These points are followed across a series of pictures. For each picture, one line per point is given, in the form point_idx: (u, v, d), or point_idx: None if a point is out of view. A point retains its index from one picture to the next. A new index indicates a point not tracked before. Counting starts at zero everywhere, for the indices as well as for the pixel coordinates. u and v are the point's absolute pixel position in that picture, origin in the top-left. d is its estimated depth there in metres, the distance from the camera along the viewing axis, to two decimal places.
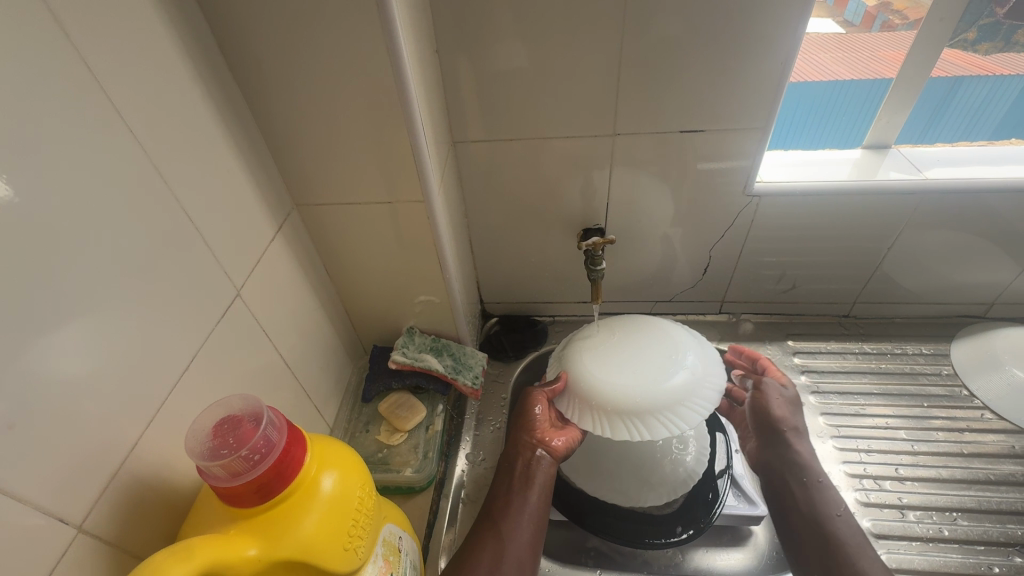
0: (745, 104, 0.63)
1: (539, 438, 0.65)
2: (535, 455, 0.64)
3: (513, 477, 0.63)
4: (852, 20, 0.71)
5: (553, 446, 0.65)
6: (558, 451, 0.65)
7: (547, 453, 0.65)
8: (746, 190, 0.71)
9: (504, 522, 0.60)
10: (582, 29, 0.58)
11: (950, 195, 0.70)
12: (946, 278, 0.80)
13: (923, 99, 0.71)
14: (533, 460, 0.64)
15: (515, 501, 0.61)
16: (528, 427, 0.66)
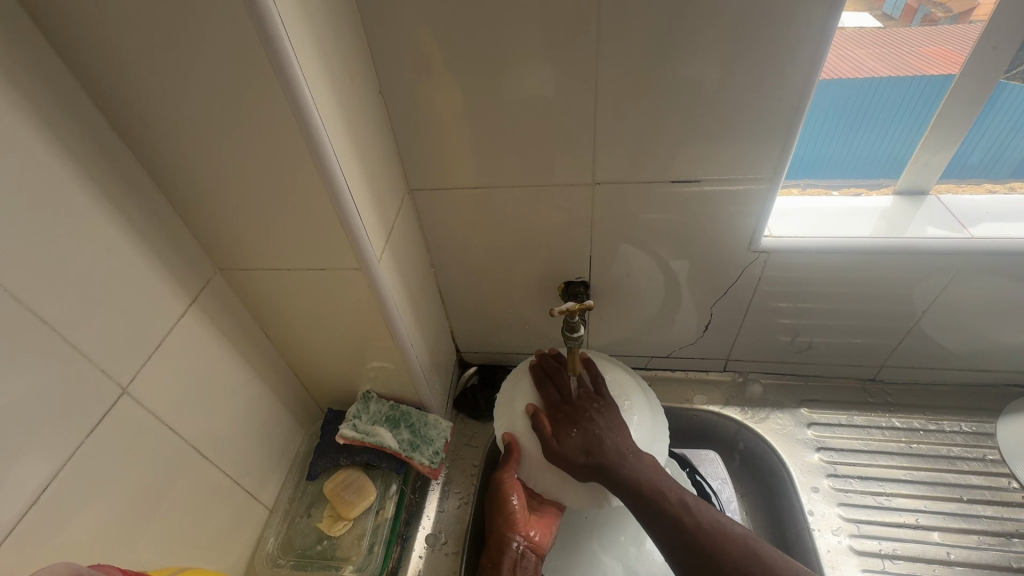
0: (744, 154, 0.53)
1: (518, 530, 0.60)
2: (522, 554, 0.60)
3: None
4: (891, 14, 0.53)
5: (534, 537, 0.60)
6: (539, 543, 0.61)
7: (529, 547, 0.60)
8: (751, 246, 0.61)
9: None
10: (543, 71, 0.49)
11: (1001, 257, 0.58)
12: (996, 342, 0.68)
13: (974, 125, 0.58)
14: (519, 559, 0.60)
15: None
16: (511, 523, 0.60)
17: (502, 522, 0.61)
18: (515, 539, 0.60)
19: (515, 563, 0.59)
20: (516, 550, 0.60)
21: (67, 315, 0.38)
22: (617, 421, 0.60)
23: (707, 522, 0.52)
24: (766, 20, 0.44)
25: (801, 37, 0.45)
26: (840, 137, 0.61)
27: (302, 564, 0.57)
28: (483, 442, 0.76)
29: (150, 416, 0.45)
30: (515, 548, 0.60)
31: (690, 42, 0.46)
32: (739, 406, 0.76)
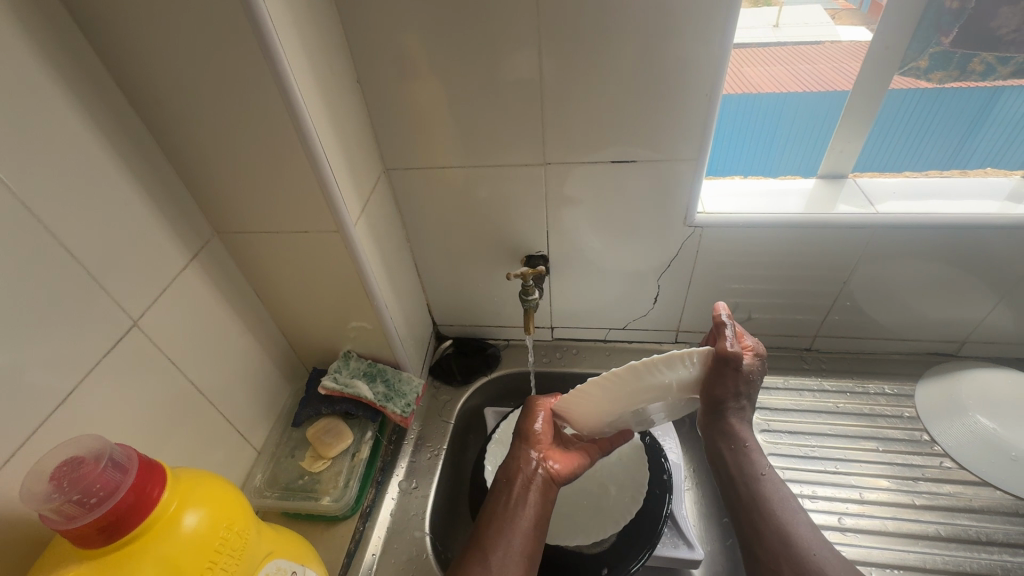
0: (673, 137, 0.61)
1: (540, 452, 0.62)
2: (537, 473, 0.61)
3: (512, 490, 0.59)
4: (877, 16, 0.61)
5: (554, 463, 0.62)
6: (559, 471, 0.61)
7: (547, 472, 0.61)
8: (687, 221, 0.69)
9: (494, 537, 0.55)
10: (497, 61, 0.57)
11: (904, 230, 0.67)
12: (913, 312, 0.76)
13: (966, 112, 0.64)
14: (533, 479, 0.60)
15: (512, 514, 0.57)
16: (529, 440, 0.63)
17: (522, 441, 0.63)
18: (533, 459, 0.61)
19: (529, 482, 0.60)
20: (533, 470, 0.61)
21: (85, 254, 0.46)
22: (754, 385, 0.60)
23: (767, 513, 0.56)
24: (681, 18, 0.52)
25: (711, 33, 0.53)
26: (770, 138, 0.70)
27: (286, 496, 0.64)
28: (455, 405, 0.84)
29: (154, 350, 0.53)
30: (531, 467, 0.61)
31: (619, 37, 0.54)
32: None
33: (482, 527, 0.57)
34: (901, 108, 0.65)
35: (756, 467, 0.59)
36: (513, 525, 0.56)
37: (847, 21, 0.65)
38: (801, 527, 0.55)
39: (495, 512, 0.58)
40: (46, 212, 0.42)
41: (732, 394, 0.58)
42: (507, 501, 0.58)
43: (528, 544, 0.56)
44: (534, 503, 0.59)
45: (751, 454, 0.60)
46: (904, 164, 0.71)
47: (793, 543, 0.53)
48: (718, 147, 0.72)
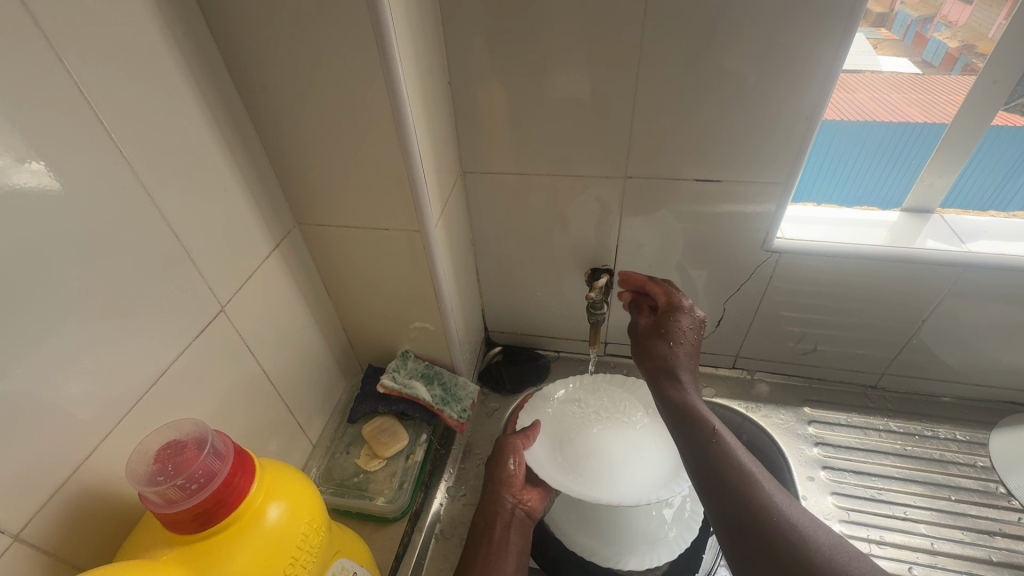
0: (761, 159, 0.60)
1: (515, 494, 0.65)
2: (513, 513, 0.64)
3: (493, 533, 0.62)
4: (931, 61, 0.62)
5: (529, 504, 0.65)
6: (533, 509, 0.65)
7: (522, 510, 0.65)
8: (764, 245, 0.67)
9: None
10: (590, 71, 0.57)
11: (995, 271, 0.64)
12: (993, 358, 0.73)
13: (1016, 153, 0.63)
14: (511, 519, 0.63)
15: (497, 558, 0.59)
16: (504, 483, 0.65)
17: (498, 484, 0.65)
18: (508, 499, 0.65)
19: (508, 522, 0.63)
20: (510, 511, 0.64)
21: (186, 235, 0.47)
22: (689, 348, 0.58)
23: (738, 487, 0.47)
24: (786, 40, 0.51)
25: (818, 57, 0.52)
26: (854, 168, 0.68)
27: (340, 492, 0.64)
28: (503, 413, 0.83)
29: (235, 335, 0.54)
30: (508, 508, 0.64)
31: (721, 54, 0.53)
32: (745, 401, 0.81)
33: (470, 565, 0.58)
34: (1004, 143, 0.62)
35: (705, 428, 0.51)
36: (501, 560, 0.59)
37: (889, 53, 0.62)
38: (786, 504, 0.46)
39: (477, 553, 0.60)
40: (158, 192, 0.44)
41: (674, 346, 0.58)
42: (490, 541, 0.61)
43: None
44: (515, 540, 0.62)
45: (706, 419, 0.52)
46: (976, 203, 0.69)
47: (772, 525, 0.44)
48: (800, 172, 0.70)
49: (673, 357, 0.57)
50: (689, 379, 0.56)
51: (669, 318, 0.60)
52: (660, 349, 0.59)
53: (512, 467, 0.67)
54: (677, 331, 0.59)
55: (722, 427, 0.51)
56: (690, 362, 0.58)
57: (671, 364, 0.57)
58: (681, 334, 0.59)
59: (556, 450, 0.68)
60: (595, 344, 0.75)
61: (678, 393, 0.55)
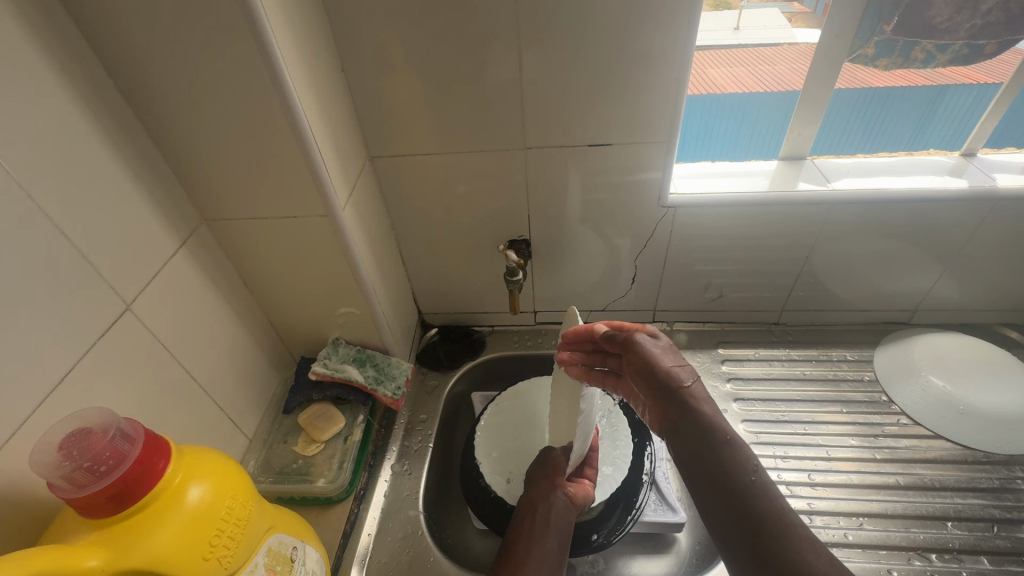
0: (644, 120, 0.64)
1: (561, 482, 0.64)
2: (562, 503, 0.62)
3: (534, 522, 0.61)
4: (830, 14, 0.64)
5: (573, 493, 0.64)
6: (578, 497, 0.64)
7: (569, 498, 0.63)
8: (660, 201, 0.72)
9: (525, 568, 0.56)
10: (477, 48, 0.60)
11: (858, 204, 0.71)
12: (871, 284, 0.82)
13: (918, 105, 0.73)
14: (556, 506, 0.62)
15: (540, 541, 0.59)
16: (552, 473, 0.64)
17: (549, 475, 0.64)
18: (558, 488, 0.63)
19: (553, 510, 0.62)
20: (559, 499, 0.62)
21: (80, 238, 0.47)
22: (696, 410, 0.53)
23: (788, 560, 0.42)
24: (649, 8, 0.55)
25: (679, 22, 0.56)
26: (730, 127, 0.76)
27: (281, 480, 0.65)
28: (444, 390, 0.87)
29: (149, 335, 0.54)
30: (557, 496, 0.62)
31: (592, 24, 0.57)
32: None
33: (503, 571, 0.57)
34: (858, 99, 0.72)
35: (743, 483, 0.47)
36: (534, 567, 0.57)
37: (804, 25, 0.71)
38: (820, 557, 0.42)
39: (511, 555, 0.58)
40: (44, 196, 0.43)
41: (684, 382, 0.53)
42: (532, 528, 0.60)
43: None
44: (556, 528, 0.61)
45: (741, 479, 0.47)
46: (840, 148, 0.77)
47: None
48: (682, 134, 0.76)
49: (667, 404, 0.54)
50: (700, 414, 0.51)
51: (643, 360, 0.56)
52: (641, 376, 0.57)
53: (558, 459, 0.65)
54: (652, 351, 0.56)
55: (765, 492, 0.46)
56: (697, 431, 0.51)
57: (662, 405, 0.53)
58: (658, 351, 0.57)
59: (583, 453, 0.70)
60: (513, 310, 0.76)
61: (687, 412, 0.51)
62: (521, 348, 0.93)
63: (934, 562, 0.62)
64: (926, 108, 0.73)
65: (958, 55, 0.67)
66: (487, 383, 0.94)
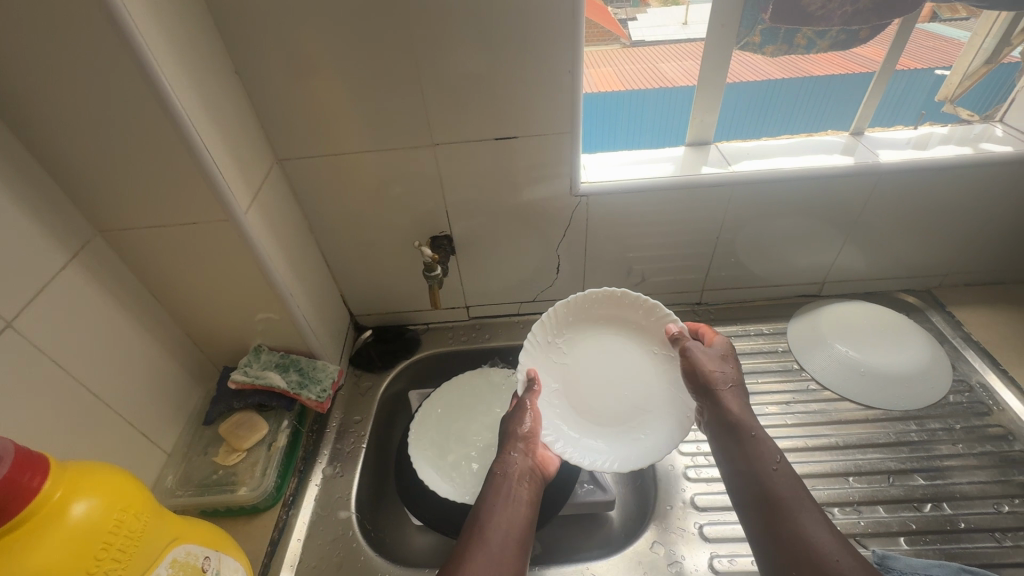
0: (546, 112, 0.66)
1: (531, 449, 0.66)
2: (529, 469, 0.64)
3: (501, 486, 0.61)
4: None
5: (542, 461, 0.66)
6: (545, 464, 0.66)
7: (535, 464, 0.65)
8: (572, 191, 0.75)
9: (489, 529, 0.56)
10: (371, 46, 0.60)
11: (757, 185, 0.75)
12: (780, 260, 0.87)
13: (803, 94, 0.77)
14: (525, 472, 0.63)
15: (510, 502, 0.59)
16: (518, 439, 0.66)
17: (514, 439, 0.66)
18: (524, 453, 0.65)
19: (522, 476, 0.63)
20: (525, 464, 0.64)
21: None
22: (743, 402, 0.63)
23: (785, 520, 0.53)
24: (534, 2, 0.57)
25: (564, 16, 0.58)
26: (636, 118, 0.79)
27: (201, 492, 0.64)
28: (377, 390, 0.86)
29: (37, 352, 0.52)
30: (523, 462, 0.64)
31: (482, 17, 0.58)
32: None
33: (470, 538, 0.55)
34: (749, 89, 0.77)
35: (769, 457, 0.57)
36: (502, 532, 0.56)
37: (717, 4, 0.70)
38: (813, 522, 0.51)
39: (480, 522, 0.57)
40: None
41: (726, 382, 0.64)
42: (503, 489, 0.61)
43: (520, 555, 0.54)
44: (525, 497, 0.61)
45: (765, 453, 0.58)
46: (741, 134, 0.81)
47: (808, 550, 0.50)
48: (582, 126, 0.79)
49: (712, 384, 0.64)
50: (729, 400, 0.63)
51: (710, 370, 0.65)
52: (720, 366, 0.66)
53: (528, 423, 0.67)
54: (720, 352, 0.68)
55: (782, 468, 0.56)
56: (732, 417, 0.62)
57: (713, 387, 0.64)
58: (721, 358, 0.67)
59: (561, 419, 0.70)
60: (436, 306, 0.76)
61: (726, 410, 0.62)
62: (456, 344, 0.94)
63: (837, 513, 0.66)
64: (812, 95, 0.78)
65: (837, 41, 0.71)
66: (424, 381, 0.94)
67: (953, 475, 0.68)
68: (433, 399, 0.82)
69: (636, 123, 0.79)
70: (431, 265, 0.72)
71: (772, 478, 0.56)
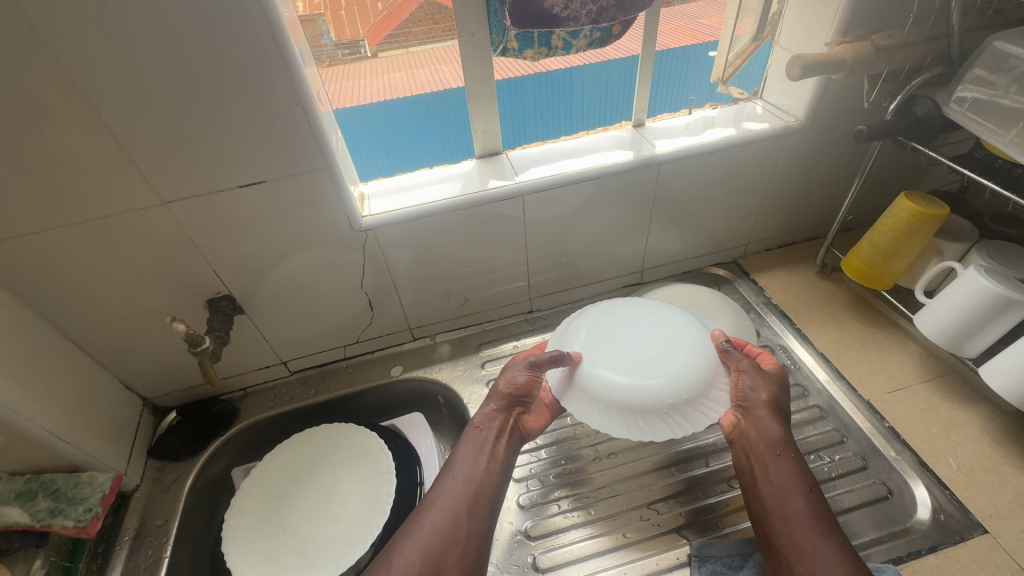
0: (290, 150, 0.60)
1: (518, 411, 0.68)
2: (511, 424, 0.67)
3: (484, 441, 0.65)
4: None
5: (529, 427, 0.69)
6: (531, 426, 0.69)
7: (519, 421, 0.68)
8: (353, 226, 0.69)
9: (461, 488, 0.61)
10: (31, 99, 0.49)
11: (545, 192, 0.74)
12: (596, 258, 0.87)
13: (575, 91, 0.78)
14: (505, 427, 0.66)
15: (487, 457, 0.63)
16: (500, 395, 0.67)
17: (497, 396, 0.67)
18: (512, 411, 0.67)
19: (501, 430, 0.66)
20: (511, 420, 0.67)
21: None
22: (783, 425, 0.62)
23: (804, 542, 0.54)
24: (222, 33, 0.50)
25: (267, 45, 0.52)
26: (414, 135, 0.75)
27: None
28: (185, 482, 0.75)
29: None
30: (508, 418, 0.67)
31: (165, 49, 0.50)
32: (427, 368, 0.86)
33: (435, 489, 0.61)
34: (518, 91, 0.75)
35: (799, 481, 0.58)
36: (466, 487, 0.61)
37: None
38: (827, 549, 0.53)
39: (446, 472, 0.63)
40: None
41: (770, 408, 0.62)
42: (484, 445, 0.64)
43: (484, 513, 0.60)
44: (500, 453, 0.64)
45: (794, 479, 0.59)
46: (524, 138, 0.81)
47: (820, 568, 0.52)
48: (354, 143, 0.73)
49: (752, 406, 0.63)
50: (770, 424, 0.62)
51: (761, 394, 0.63)
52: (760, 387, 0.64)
53: (522, 380, 0.67)
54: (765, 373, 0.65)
55: (808, 496, 0.57)
56: (779, 443, 0.61)
57: (750, 409, 0.63)
58: (767, 380, 0.65)
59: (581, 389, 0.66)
60: (211, 383, 0.67)
61: (768, 433, 0.61)
62: (279, 405, 0.83)
63: (661, 510, 0.69)
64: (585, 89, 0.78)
65: (594, 39, 0.68)
66: (252, 453, 0.84)
67: None
68: (268, 463, 0.76)
69: (417, 139, 0.76)
70: (198, 339, 0.64)
71: (795, 501, 0.57)
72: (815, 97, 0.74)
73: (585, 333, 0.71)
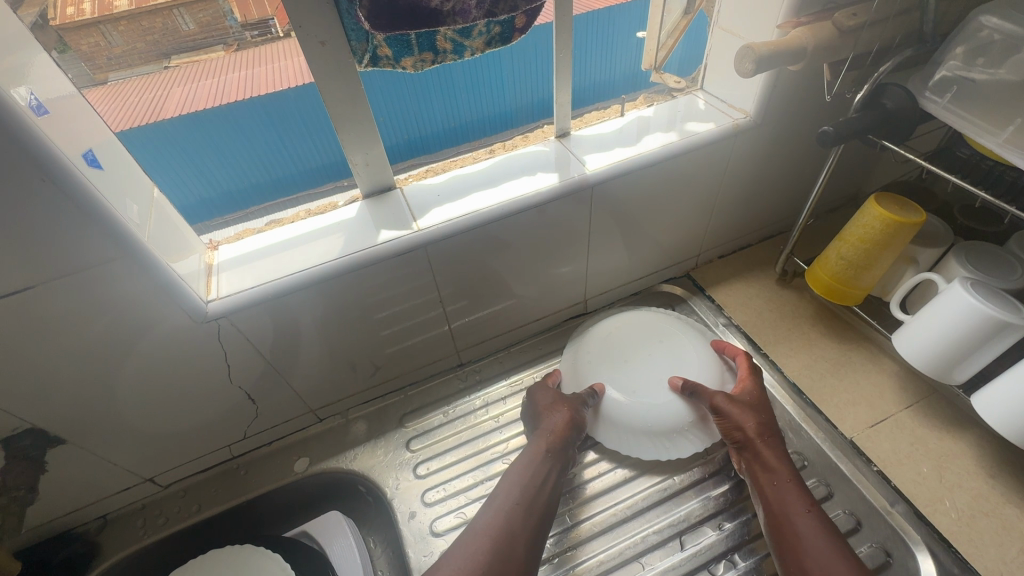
0: (66, 240, 0.41)
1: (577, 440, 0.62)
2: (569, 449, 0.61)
3: (542, 464, 0.58)
4: None
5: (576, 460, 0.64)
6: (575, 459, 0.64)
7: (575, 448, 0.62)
8: (194, 317, 0.51)
9: (517, 522, 0.54)
10: None
11: (453, 237, 0.59)
12: (529, 297, 0.73)
13: (474, 82, 0.65)
14: (565, 453, 0.60)
15: (546, 485, 0.57)
16: (570, 420, 0.62)
17: (567, 416, 0.62)
18: (576, 439, 0.62)
19: (561, 455, 0.60)
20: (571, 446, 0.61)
21: None
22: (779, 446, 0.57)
23: (807, 558, 0.49)
24: None
25: None
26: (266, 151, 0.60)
27: None
28: None
29: None
30: (574, 442, 0.61)
31: None
32: (339, 456, 0.70)
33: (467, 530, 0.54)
34: (394, 95, 0.60)
35: (799, 501, 0.52)
36: (524, 515, 0.54)
37: None
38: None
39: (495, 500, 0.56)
40: None
41: (761, 434, 0.57)
42: (540, 471, 0.58)
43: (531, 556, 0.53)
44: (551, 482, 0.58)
45: (791, 501, 0.53)
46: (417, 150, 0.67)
47: None
48: (158, 160, 0.55)
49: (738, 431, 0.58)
50: (763, 448, 0.56)
51: (743, 420, 0.58)
52: (737, 408, 0.59)
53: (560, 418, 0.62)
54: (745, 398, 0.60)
55: (811, 518, 0.51)
56: (770, 465, 0.56)
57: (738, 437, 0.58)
58: (749, 402, 0.59)
59: (604, 419, 0.65)
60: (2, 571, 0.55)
61: (762, 457, 0.56)
62: (153, 533, 0.65)
63: None
64: (485, 80, 0.65)
65: (493, 37, 0.51)
66: None
67: (747, 508, 0.61)
68: None
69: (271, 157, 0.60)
70: None
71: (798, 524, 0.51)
72: (765, 90, 0.62)
73: (597, 359, 0.69)
